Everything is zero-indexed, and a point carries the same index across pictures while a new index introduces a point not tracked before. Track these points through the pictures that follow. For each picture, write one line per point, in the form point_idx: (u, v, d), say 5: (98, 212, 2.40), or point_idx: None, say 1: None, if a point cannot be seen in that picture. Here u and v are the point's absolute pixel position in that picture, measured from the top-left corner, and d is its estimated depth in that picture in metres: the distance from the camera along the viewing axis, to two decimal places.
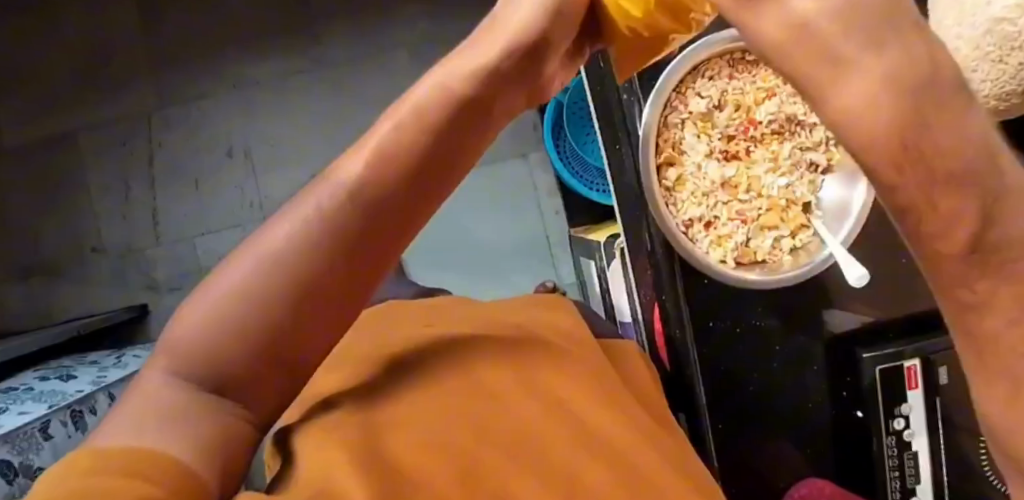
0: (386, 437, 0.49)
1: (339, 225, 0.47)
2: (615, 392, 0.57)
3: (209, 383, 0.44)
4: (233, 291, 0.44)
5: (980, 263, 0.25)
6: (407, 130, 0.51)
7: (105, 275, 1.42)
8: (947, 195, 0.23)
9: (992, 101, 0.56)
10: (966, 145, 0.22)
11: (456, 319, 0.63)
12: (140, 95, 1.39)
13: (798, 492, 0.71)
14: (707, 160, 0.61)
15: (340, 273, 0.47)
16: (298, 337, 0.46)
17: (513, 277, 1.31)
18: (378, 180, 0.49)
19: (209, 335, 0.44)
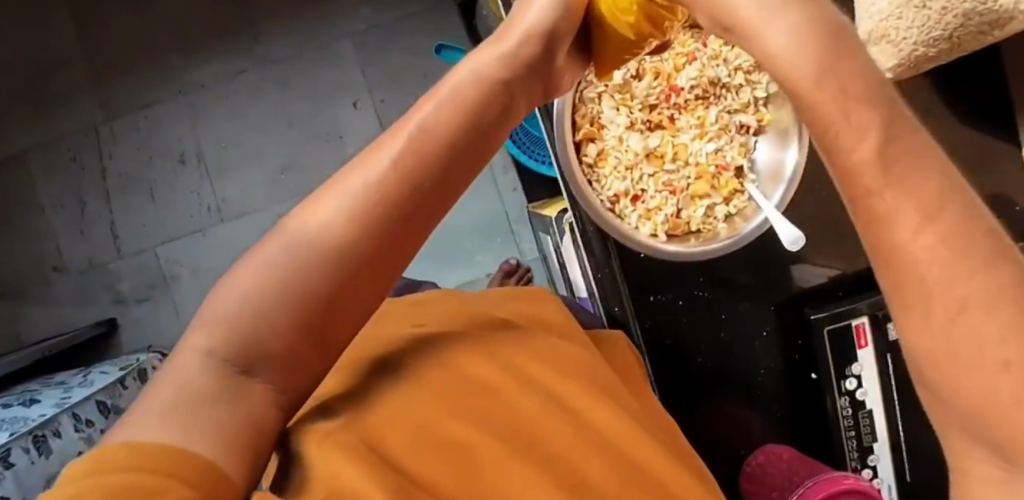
0: (388, 437, 0.43)
1: (382, 200, 0.45)
2: (603, 375, 0.53)
3: (244, 368, 0.41)
4: (279, 267, 0.43)
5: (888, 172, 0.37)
6: (446, 112, 0.51)
7: (69, 293, 1.37)
8: (858, 110, 0.40)
9: (922, 46, 0.63)
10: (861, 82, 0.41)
11: (434, 310, 0.56)
12: (86, 108, 1.34)
13: (755, 461, 0.74)
14: (628, 132, 0.63)
15: (381, 252, 0.45)
16: (339, 317, 0.43)
17: (477, 257, 1.29)
18: (421, 158, 0.48)
19: (251, 315, 0.41)
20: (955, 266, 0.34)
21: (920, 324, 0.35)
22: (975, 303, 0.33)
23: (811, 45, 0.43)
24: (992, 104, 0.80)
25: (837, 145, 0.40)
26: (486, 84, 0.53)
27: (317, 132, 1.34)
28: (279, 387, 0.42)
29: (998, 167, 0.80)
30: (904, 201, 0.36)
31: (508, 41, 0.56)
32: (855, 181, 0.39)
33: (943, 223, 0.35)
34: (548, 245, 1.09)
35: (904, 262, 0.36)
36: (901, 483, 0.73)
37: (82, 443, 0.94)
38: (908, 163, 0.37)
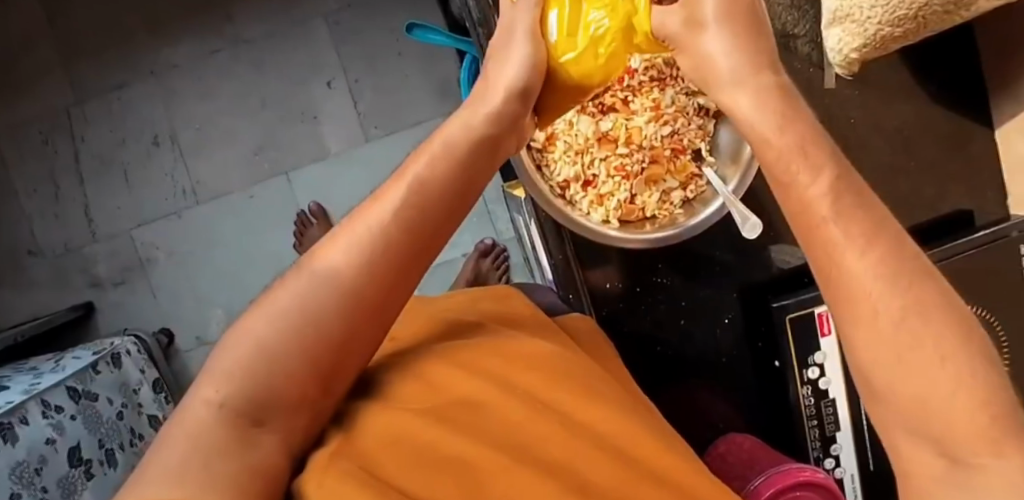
0: (382, 457, 0.36)
1: (393, 246, 0.42)
2: (587, 366, 0.48)
3: (254, 417, 0.37)
4: (291, 318, 0.39)
5: (841, 195, 0.39)
6: (445, 156, 0.48)
7: (45, 277, 1.35)
8: (804, 145, 0.42)
9: (887, 27, 0.62)
10: (801, 118, 0.44)
11: (413, 321, 0.53)
12: (56, 89, 1.30)
13: (717, 450, 0.74)
14: (578, 116, 0.62)
15: (389, 293, 0.42)
16: (346, 366, 0.41)
17: (453, 237, 1.29)
18: (429, 203, 0.45)
19: (262, 367, 0.38)
20: (891, 282, 0.35)
21: (867, 332, 0.35)
22: (913, 309, 0.34)
23: (766, 101, 0.45)
24: (962, 82, 0.78)
25: (791, 183, 0.41)
26: (474, 139, 0.50)
27: (291, 114, 1.31)
28: (284, 434, 0.39)
29: (969, 147, 0.80)
30: (850, 227, 0.37)
31: (492, 96, 0.53)
32: (806, 217, 0.39)
33: (880, 243, 0.36)
34: (520, 225, 1.07)
35: (848, 279, 0.36)
36: (863, 472, 0.74)
37: (50, 429, 0.93)
38: (853, 191, 0.39)
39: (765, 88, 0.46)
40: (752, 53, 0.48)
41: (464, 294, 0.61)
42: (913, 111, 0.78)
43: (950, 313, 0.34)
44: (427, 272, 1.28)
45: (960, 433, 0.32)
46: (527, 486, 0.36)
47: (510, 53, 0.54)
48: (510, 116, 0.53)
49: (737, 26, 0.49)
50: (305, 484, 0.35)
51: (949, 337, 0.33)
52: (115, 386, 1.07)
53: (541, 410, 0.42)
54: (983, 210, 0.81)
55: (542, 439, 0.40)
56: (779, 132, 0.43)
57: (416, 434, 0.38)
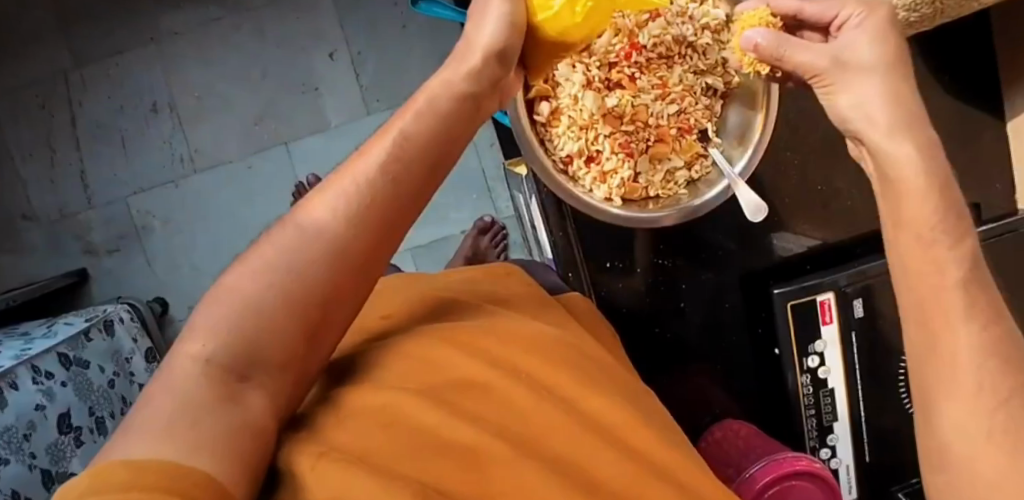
0: (379, 441, 0.35)
1: (377, 203, 0.42)
2: (585, 348, 0.47)
3: (241, 371, 0.36)
4: (278, 273, 0.38)
5: (972, 263, 0.40)
6: (427, 116, 0.47)
7: (39, 242, 1.33)
8: (939, 186, 0.41)
9: (903, 12, 0.60)
10: (930, 148, 0.43)
11: (404, 301, 0.52)
12: (54, 52, 1.28)
13: (712, 436, 0.73)
14: (584, 91, 0.59)
15: (376, 245, 0.42)
16: (333, 320, 0.40)
17: (452, 214, 1.27)
18: (412, 161, 0.44)
19: (248, 319, 0.37)
20: (995, 364, 0.37)
21: (957, 404, 0.38)
22: (1005, 391, 0.37)
23: (926, 153, 0.42)
24: (976, 72, 0.77)
25: (926, 234, 0.41)
26: (456, 98, 0.50)
27: (291, 84, 1.29)
28: (271, 388, 0.38)
29: (980, 139, 0.78)
30: (978, 306, 0.39)
31: (471, 56, 0.52)
32: (929, 276, 0.40)
33: (995, 328, 0.38)
34: (520, 203, 1.06)
35: (954, 351, 0.38)
36: (858, 463, 0.74)
37: (39, 395, 0.92)
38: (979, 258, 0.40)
39: (924, 142, 0.43)
40: (907, 102, 0.44)
41: (461, 274, 0.58)
42: (926, 100, 0.76)
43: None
44: (424, 248, 1.26)
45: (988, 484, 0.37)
46: (517, 468, 0.35)
47: (489, 10, 0.53)
48: (492, 78, 0.53)
49: (889, 67, 0.45)
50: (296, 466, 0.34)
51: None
52: (107, 354, 1.05)
53: (540, 394, 0.40)
54: (991, 204, 0.79)
55: (534, 421, 0.38)
56: (926, 183, 0.41)
57: (415, 414, 0.37)
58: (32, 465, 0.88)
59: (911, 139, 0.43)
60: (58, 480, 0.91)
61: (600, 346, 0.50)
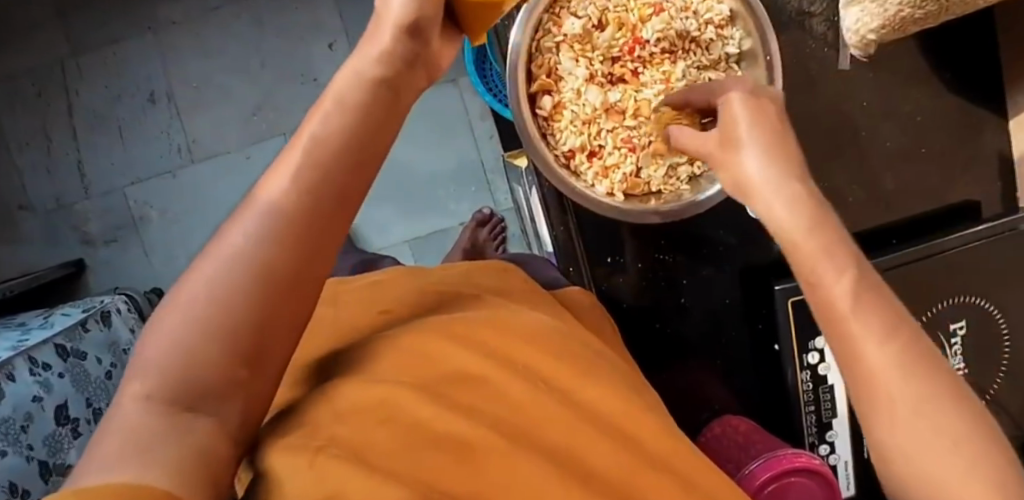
0: (375, 434, 0.34)
1: (299, 211, 0.36)
2: (585, 343, 0.46)
3: (190, 401, 0.32)
4: (197, 304, 0.33)
5: (860, 288, 0.40)
6: (348, 107, 0.41)
7: (35, 233, 1.31)
8: (817, 230, 0.42)
9: (908, 9, 0.60)
10: (807, 198, 0.44)
11: (402, 296, 0.52)
12: (51, 40, 1.26)
13: (712, 431, 0.73)
14: (587, 85, 0.60)
15: (314, 243, 0.36)
16: (274, 344, 0.35)
17: (451, 206, 1.26)
18: (334, 161, 0.38)
19: (182, 356, 0.33)
20: (909, 373, 0.37)
21: (888, 419, 0.38)
22: (928, 396, 0.37)
23: (805, 202, 0.44)
24: (979, 68, 0.76)
25: (813, 277, 0.41)
26: (369, 85, 0.43)
27: (290, 75, 1.28)
28: (223, 421, 0.34)
29: (982, 136, 0.77)
30: (872, 317, 0.39)
31: (380, 37, 0.45)
32: (827, 311, 0.40)
33: (899, 336, 0.38)
34: (519, 196, 1.05)
35: (869, 371, 0.38)
36: (857, 459, 0.74)
37: (37, 387, 0.92)
38: (875, 284, 0.40)
39: (806, 192, 0.44)
40: (782, 158, 0.46)
41: (456, 268, 0.58)
42: (929, 96, 0.76)
43: (963, 398, 0.37)
44: (422, 240, 1.26)
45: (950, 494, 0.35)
46: (520, 464, 0.34)
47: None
48: (406, 57, 0.46)
49: (772, 130, 0.47)
50: (284, 463, 0.33)
51: (964, 425, 0.36)
52: (105, 345, 1.05)
53: (541, 389, 0.39)
54: (991, 201, 0.79)
55: (536, 416, 0.38)
56: (809, 236, 0.42)
57: (411, 408, 0.36)
58: (29, 456, 0.88)
59: (790, 191, 0.44)
60: (55, 472, 0.91)
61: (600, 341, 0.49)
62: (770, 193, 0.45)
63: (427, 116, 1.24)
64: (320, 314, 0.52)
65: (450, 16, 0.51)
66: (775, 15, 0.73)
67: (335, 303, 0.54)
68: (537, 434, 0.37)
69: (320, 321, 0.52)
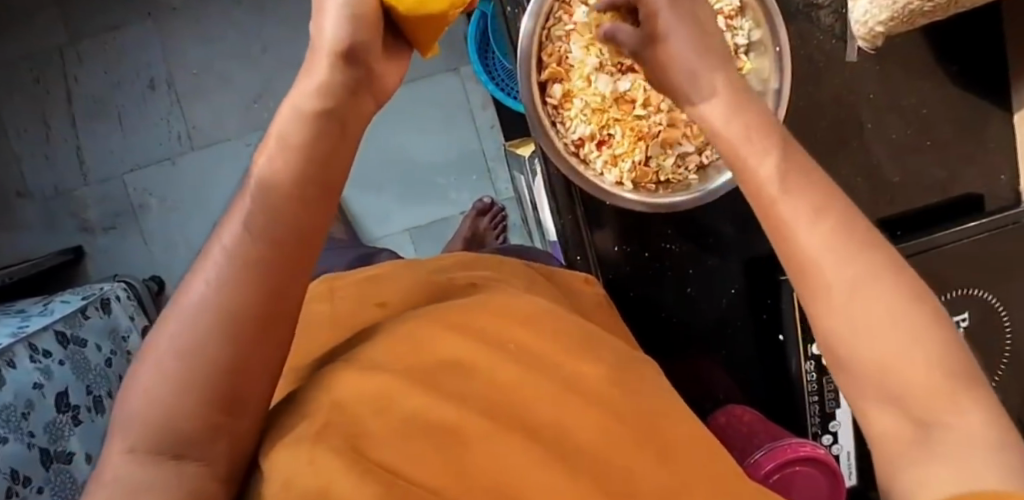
0: (371, 424, 0.33)
1: (251, 257, 0.36)
2: (593, 330, 0.46)
3: (171, 451, 0.34)
4: (168, 359, 0.34)
5: (789, 164, 0.40)
6: (293, 143, 0.39)
7: (34, 220, 1.30)
8: (748, 118, 0.44)
9: (915, 3, 0.60)
10: (741, 93, 0.46)
11: (408, 287, 0.52)
12: (51, 26, 1.25)
13: (716, 421, 0.73)
14: (597, 73, 0.59)
15: (273, 287, 0.36)
16: (246, 390, 0.35)
17: (453, 194, 1.26)
18: (283, 202, 0.37)
19: (160, 408, 0.34)
20: (840, 250, 0.36)
21: (825, 307, 0.36)
22: (862, 276, 0.36)
23: (729, 90, 0.45)
24: (987, 60, 0.76)
25: (744, 165, 0.42)
26: (310, 120, 0.40)
27: (290, 62, 1.26)
28: (212, 464, 0.34)
29: (986, 129, 0.77)
30: (800, 191, 0.39)
31: (315, 68, 0.41)
32: (760, 198, 0.40)
33: (830, 215, 0.38)
34: (520, 186, 1.05)
35: (800, 248, 0.37)
36: (859, 449, 0.74)
37: (38, 374, 0.91)
38: (804, 165, 0.41)
39: (730, 81, 0.46)
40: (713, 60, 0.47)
41: (451, 259, 0.59)
42: (934, 89, 0.75)
43: (900, 271, 0.36)
44: (422, 228, 1.25)
45: (915, 386, 0.34)
46: (522, 451, 0.33)
47: (323, 6, 0.41)
48: (348, 84, 0.42)
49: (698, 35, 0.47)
50: (285, 456, 0.33)
51: (900, 297, 0.35)
52: (105, 332, 1.05)
53: (546, 377, 0.38)
54: (994, 195, 0.79)
55: (539, 401, 0.36)
56: (737, 126, 0.44)
57: (407, 399, 0.35)
58: (31, 443, 0.88)
59: (707, 77, 0.45)
60: (57, 459, 0.91)
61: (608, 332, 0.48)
62: (694, 85, 0.46)
63: (427, 104, 1.23)
64: (324, 305, 0.52)
65: (393, 29, 0.45)
66: (783, 5, 0.72)
67: (337, 292, 0.54)
68: (543, 420, 0.36)
69: (324, 308, 0.52)
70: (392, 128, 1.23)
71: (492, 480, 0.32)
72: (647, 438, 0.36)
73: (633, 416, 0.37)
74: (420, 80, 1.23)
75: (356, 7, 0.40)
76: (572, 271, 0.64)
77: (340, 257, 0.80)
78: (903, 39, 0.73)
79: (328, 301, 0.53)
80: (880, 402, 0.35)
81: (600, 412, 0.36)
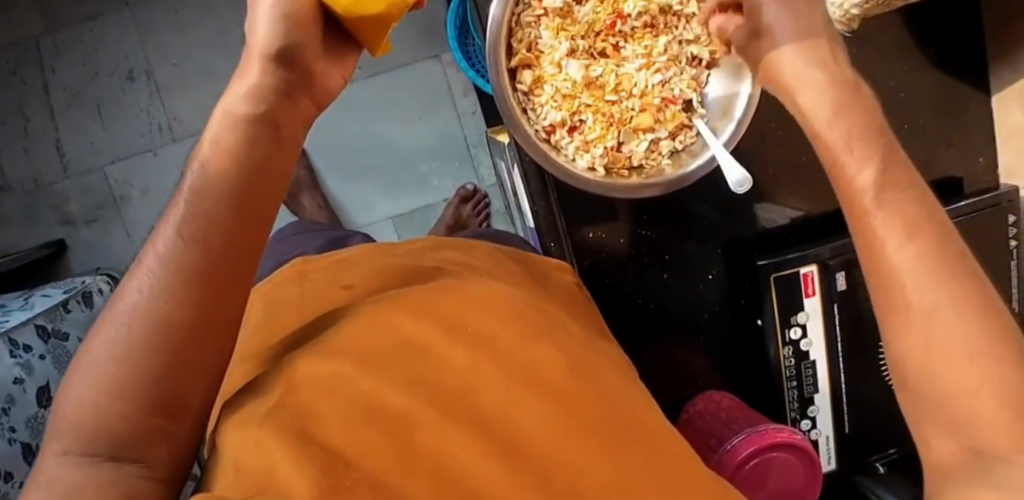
0: (320, 408, 0.35)
1: (184, 267, 0.35)
2: (557, 315, 0.46)
3: (106, 456, 0.34)
4: (100, 367, 0.34)
5: (887, 182, 0.41)
6: (225, 148, 0.39)
7: (13, 213, 1.28)
8: (845, 118, 0.44)
9: None
10: (838, 98, 0.45)
11: (372, 272, 0.52)
12: (27, 17, 1.22)
13: (695, 407, 0.74)
14: (567, 59, 0.59)
15: (208, 297, 0.36)
16: (186, 398, 0.35)
17: (435, 182, 1.25)
18: (215, 209, 0.37)
19: (90, 414, 0.34)
20: (933, 272, 0.36)
21: (903, 326, 0.37)
22: (946, 306, 0.36)
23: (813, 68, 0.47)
24: (964, 42, 0.75)
25: (840, 172, 0.43)
26: (241, 126, 0.39)
27: None
28: (153, 465, 0.35)
29: (964, 113, 0.77)
30: (901, 212, 0.39)
31: (248, 71, 0.41)
32: (850, 198, 0.41)
33: (922, 237, 0.38)
34: (502, 173, 1.04)
35: (888, 267, 0.38)
36: (837, 434, 0.75)
37: (17, 369, 0.91)
38: (904, 183, 0.41)
39: (836, 83, 0.46)
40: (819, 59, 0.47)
41: (426, 241, 0.59)
42: (912, 73, 0.75)
43: (990, 309, 0.36)
44: (404, 216, 1.25)
45: (981, 423, 0.33)
46: (464, 437, 0.34)
47: (256, 7, 0.40)
48: (280, 86, 0.41)
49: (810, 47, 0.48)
50: (234, 437, 0.36)
51: (983, 333, 0.35)
52: (87, 325, 1.02)
53: (502, 368, 0.38)
54: (972, 178, 0.79)
55: (493, 391, 0.37)
56: (830, 123, 0.44)
57: (354, 383, 0.36)
58: (11, 439, 0.88)
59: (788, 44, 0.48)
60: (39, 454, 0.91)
61: (575, 319, 0.49)
62: (801, 84, 0.47)
63: (406, 91, 1.22)
64: (292, 294, 0.52)
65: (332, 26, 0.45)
66: None
67: (309, 276, 0.54)
68: (494, 409, 0.37)
69: (293, 293, 0.52)
70: (369, 115, 1.22)
71: (436, 460, 0.33)
72: (595, 429, 0.37)
73: (588, 406, 0.38)
74: (397, 68, 1.21)
75: (289, 7, 0.40)
76: (546, 257, 0.63)
77: (317, 241, 0.79)
78: (881, 22, 0.73)
79: (295, 288, 0.53)
80: (939, 428, 0.35)
81: (548, 401, 0.37)
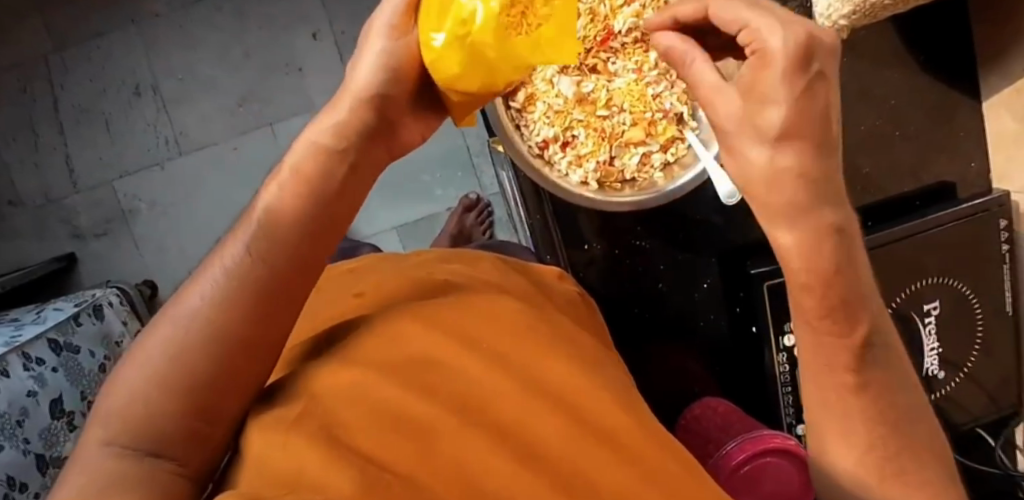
0: (345, 416, 0.36)
1: (247, 279, 0.40)
2: (563, 325, 0.47)
3: (145, 447, 0.36)
4: (156, 364, 0.38)
5: (848, 343, 0.42)
6: (296, 183, 0.45)
7: (25, 228, 1.31)
8: (820, 255, 0.40)
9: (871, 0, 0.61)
10: (815, 231, 0.39)
11: (386, 276, 0.52)
12: (35, 37, 1.25)
13: (691, 412, 0.75)
14: (560, 76, 0.60)
15: (265, 313, 0.40)
16: (226, 402, 0.38)
17: (439, 191, 1.27)
18: (284, 235, 0.42)
19: (140, 407, 0.37)
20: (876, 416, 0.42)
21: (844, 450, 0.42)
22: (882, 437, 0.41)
23: (803, 199, 0.39)
24: (955, 51, 0.76)
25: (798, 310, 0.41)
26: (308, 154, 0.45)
27: (275, 65, 1.26)
28: (186, 463, 0.37)
29: (955, 119, 0.78)
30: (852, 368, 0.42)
31: (338, 106, 0.48)
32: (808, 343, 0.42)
33: (871, 387, 0.42)
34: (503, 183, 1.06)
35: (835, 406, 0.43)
36: None
37: (31, 382, 0.92)
38: (869, 341, 0.42)
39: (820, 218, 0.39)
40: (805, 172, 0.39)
41: (434, 252, 0.60)
42: (904, 81, 0.76)
43: (917, 436, 0.42)
44: (407, 225, 1.27)
45: None
46: (481, 439, 0.35)
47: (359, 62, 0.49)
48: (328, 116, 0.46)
49: (799, 151, 0.39)
50: (257, 439, 0.36)
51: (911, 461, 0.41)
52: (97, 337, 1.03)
53: (516, 376, 0.39)
54: (965, 182, 0.80)
55: (508, 399, 0.38)
56: (811, 267, 0.40)
57: (377, 390, 0.37)
58: (26, 450, 0.89)
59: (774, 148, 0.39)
60: (52, 465, 0.92)
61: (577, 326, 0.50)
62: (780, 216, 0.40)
63: None
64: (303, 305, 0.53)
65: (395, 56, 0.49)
66: None
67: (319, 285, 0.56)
68: (512, 418, 0.37)
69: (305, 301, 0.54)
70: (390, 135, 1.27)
71: (458, 464, 0.34)
72: (609, 436, 0.37)
73: (601, 414, 0.38)
74: None
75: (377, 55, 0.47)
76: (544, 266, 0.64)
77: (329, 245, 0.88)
78: (872, 32, 0.74)
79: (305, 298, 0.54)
80: None
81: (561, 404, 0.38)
